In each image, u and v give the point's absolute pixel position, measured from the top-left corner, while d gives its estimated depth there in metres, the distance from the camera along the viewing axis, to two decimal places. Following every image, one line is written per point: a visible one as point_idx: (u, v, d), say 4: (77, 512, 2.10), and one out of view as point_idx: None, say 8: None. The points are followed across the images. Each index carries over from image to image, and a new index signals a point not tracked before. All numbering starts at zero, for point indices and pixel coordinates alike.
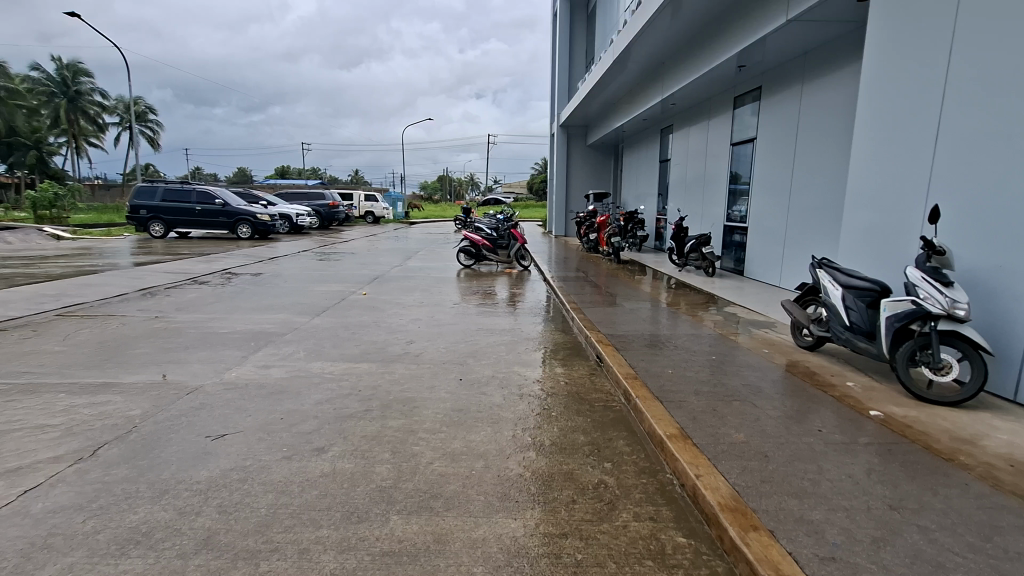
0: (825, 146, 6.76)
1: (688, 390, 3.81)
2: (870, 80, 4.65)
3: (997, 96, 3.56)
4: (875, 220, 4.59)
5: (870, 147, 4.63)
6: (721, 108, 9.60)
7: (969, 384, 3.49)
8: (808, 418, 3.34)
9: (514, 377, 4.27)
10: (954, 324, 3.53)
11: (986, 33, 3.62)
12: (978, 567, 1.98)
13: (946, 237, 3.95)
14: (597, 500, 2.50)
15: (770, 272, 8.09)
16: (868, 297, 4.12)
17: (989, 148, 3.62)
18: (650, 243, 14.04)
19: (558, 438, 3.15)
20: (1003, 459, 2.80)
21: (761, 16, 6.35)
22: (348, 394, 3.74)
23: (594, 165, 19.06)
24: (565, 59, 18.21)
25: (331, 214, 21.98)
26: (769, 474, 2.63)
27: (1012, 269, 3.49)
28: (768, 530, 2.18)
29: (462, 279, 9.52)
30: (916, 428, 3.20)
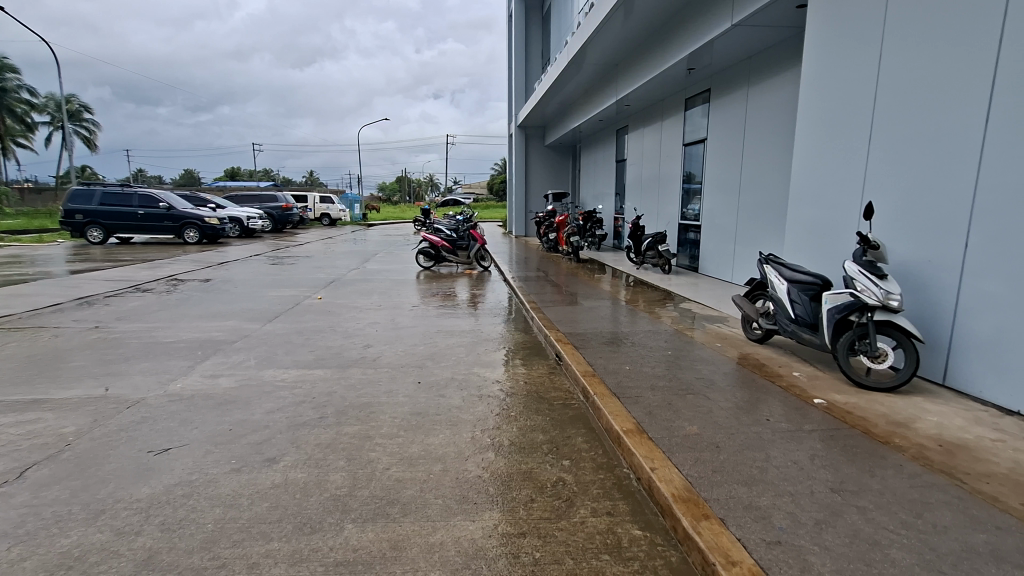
0: (771, 145, 7.02)
1: (644, 385, 3.90)
2: (811, 81, 4.85)
3: (925, 96, 3.77)
4: (817, 215, 4.80)
5: (812, 144, 4.84)
6: (673, 110, 9.84)
7: (904, 370, 3.70)
8: (757, 408, 3.47)
9: (474, 378, 4.25)
10: (889, 314, 3.74)
11: (910, 41, 3.86)
12: (910, 543, 2.10)
13: (879, 232, 4.19)
14: (555, 498, 2.52)
15: (723, 268, 8.36)
16: (811, 290, 4.32)
17: (915, 149, 3.86)
18: (609, 241, 14.30)
19: (517, 438, 3.16)
20: (933, 440, 2.99)
21: (708, 21, 6.56)
22: (302, 402, 3.63)
23: (552, 165, 19.25)
24: (521, 59, 18.28)
25: (285, 216, 21.36)
26: (720, 464, 2.72)
27: (939, 261, 3.73)
28: (718, 518, 2.25)
29: (421, 282, 9.42)
30: (856, 414, 3.37)
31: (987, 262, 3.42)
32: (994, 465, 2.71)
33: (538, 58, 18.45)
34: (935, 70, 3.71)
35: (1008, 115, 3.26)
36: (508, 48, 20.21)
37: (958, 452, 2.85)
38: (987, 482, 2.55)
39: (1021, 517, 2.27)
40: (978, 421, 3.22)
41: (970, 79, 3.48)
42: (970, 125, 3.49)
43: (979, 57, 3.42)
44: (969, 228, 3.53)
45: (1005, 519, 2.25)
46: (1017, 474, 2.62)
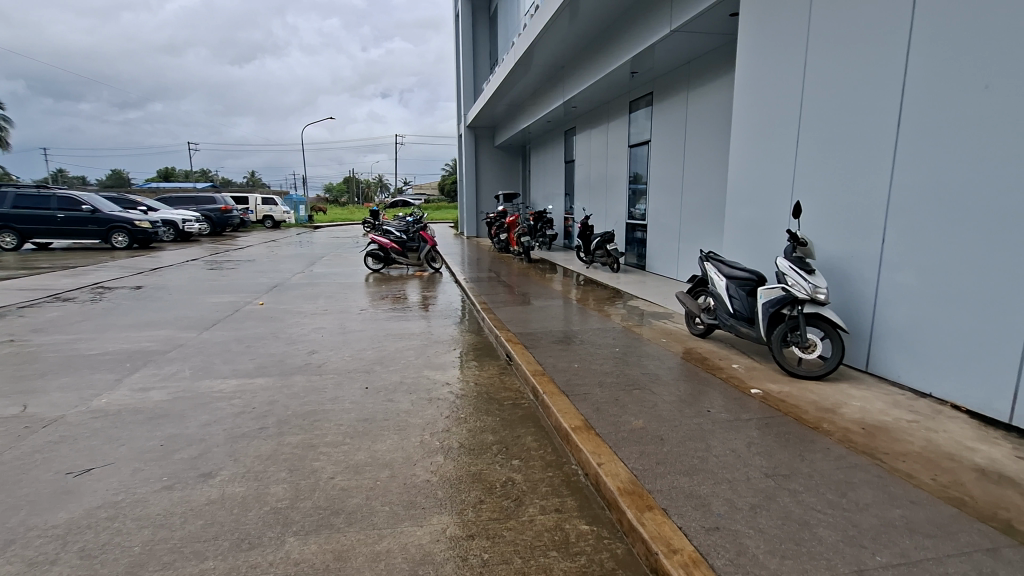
0: (710, 147, 7.32)
1: (593, 382, 3.97)
2: (745, 85, 5.09)
3: (846, 103, 4.01)
4: (752, 213, 5.05)
5: (747, 145, 5.07)
6: (618, 112, 10.09)
7: (831, 359, 3.94)
8: (699, 400, 3.61)
9: (423, 381, 4.20)
10: (817, 307, 3.97)
11: (832, 50, 4.10)
12: (836, 521, 2.24)
13: (809, 229, 4.44)
14: (504, 498, 2.53)
15: (668, 265, 8.63)
16: (747, 286, 4.53)
17: (839, 152, 4.10)
18: (560, 241, 14.49)
19: (468, 439, 3.16)
20: (858, 424, 3.20)
21: (649, 26, 6.76)
22: (242, 413, 3.48)
23: (502, 165, 19.30)
24: (469, 59, 18.23)
25: (225, 219, 20.38)
26: (664, 456, 2.80)
27: (861, 257, 3.98)
28: (661, 508, 2.32)
29: (371, 284, 9.23)
30: (789, 402, 3.56)
31: (902, 257, 3.68)
32: (909, 444, 2.92)
33: (486, 59, 18.47)
34: (853, 76, 3.95)
35: (915, 120, 3.51)
36: (456, 47, 20.12)
37: (878, 434, 3.06)
38: (904, 461, 2.75)
39: (932, 491, 2.47)
40: (896, 404, 3.47)
41: (882, 85, 3.73)
42: (883, 128, 3.74)
43: (891, 67, 3.66)
44: (884, 225, 3.79)
45: (918, 494, 2.44)
46: (929, 451, 2.84)
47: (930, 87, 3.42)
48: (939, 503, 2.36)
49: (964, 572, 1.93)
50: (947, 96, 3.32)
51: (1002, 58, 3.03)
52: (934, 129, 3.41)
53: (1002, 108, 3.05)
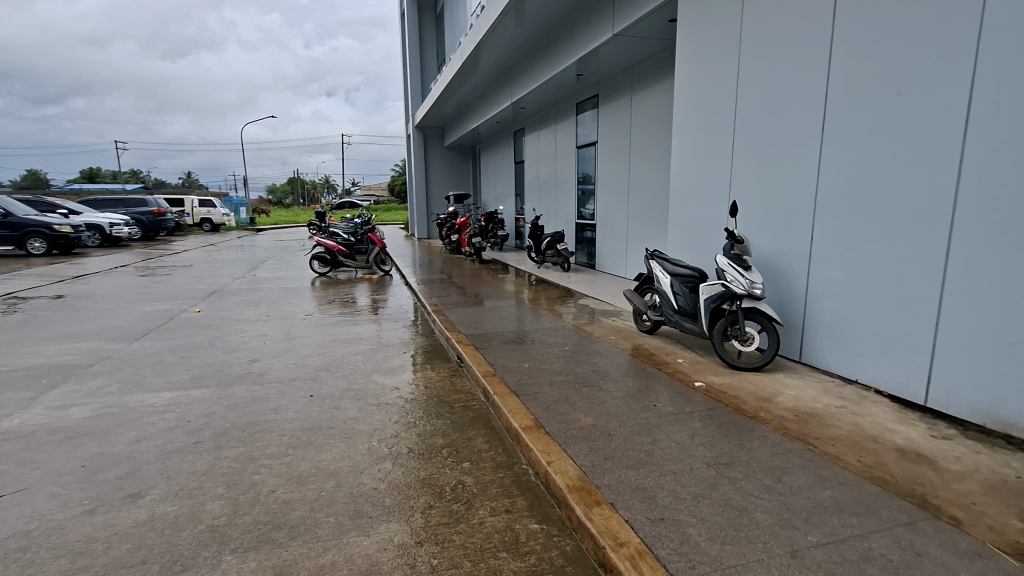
0: (653, 148, 7.54)
1: (543, 381, 4.00)
2: (684, 88, 5.29)
3: (776, 106, 4.23)
4: (693, 212, 5.24)
5: (687, 147, 5.27)
6: (566, 114, 10.24)
7: (768, 351, 4.13)
8: (646, 395, 3.70)
9: (372, 387, 4.10)
10: (754, 301, 4.16)
11: (762, 56, 4.31)
12: (772, 505, 2.35)
13: (745, 227, 4.65)
14: (453, 502, 2.51)
15: (617, 264, 8.83)
16: (690, 282, 4.68)
17: (770, 153, 4.32)
18: (511, 242, 14.56)
19: (417, 443, 3.12)
20: (792, 411, 3.37)
21: (592, 29, 6.91)
22: (176, 427, 3.29)
23: (452, 166, 19.18)
24: (416, 59, 18.01)
25: (158, 222, 19.22)
26: (611, 451, 2.85)
27: (793, 253, 4.21)
28: (609, 503, 2.36)
29: (317, 289, 8.94)
30: (730, 393, 3.71)
31: (828, 253, 3.91)
32: (838, 429, 3.11)
33: (434, 58, 18.31)
34: (781, 82, 4.17)
35: (837, 123, 3.74)
36: (402, 47, 19.84)
37: (810, 420, 3.24)
38: (833, 444, 2.92)
39: (858, 471, 2.63)
40: (826, 391, 3.69)
41: (808, 90, 3.95)
42: (810, 131, 3.96)
43: (814, 73, 3.89)
44: (812, 222, 4.02)
45: (845, 475, 2.59)
46: (855, 434, 3.04)
47: (851, 93, 3.64)
48: (864, 483, 2.52)
49: (886, 545, 2.07)
50: (865, 101, 3.55)
51: (912, 66, 3.27)
52: (853, 131, 3.64)
53: (911, 114, 3.29)
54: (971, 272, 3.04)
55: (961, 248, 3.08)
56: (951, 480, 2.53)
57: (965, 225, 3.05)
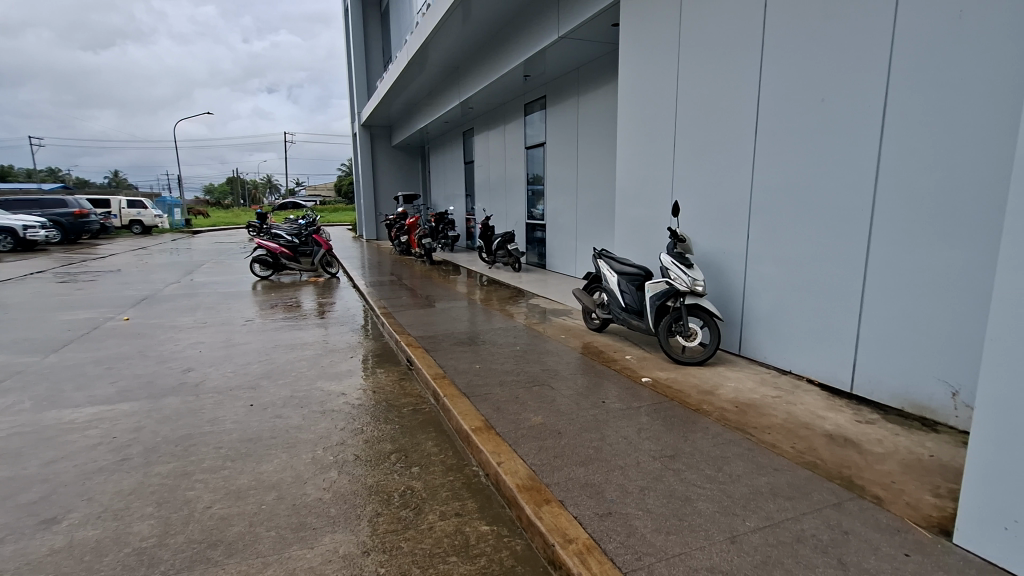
0: (599, 150, 7.69)
1: (493, 382, 3.99)
2: (627, 92, 5.42)
3: (712, 110, 4.41)
4: (638, 213, 5.38)
5: (631, 149, 5.40)
6: (514, 114, 10.28)
7: (710, 345, 4.30)
8: (595, 392, 3.76)
9: (317, 394, 3.97)
10: (696, 298, 4.31)
11: (700, 63, 4.48)
12: (713, 494, 2.44)
13: (687, 227, 4.82)
14: (401, 508, 2.46)
15: (567, 264, 8.95)
16: (636, 280, 4.80)
17: (709, 155, 4.49)
18: (462, 242, 14.50)
19: (365, 450, 3.04)
20: (732, 403, 3.51)
21: (538, 31, 6.97)
22: (100, 445, 3.06)
23: (401, 165, 18.88)
24: (361, 56, 17.60)
25: (79, 224, 17.89)
26: (561, 449, 2.88)
27: (731, 251, 4.39)
28: (558, 500, 2.38)
29: (259, 293, 8.57)
30: (675, 388, 3.83)
31: (762, 251, 4.11)
32: (774, 417, 3.27)
33: (379, 56, 17.96)
34: (718, 87, 4.34)
35: (769, 128, 3.93)
36: (347, 44, 19.36)
37: (749, 410, 3.39)
38: (769, 433, 3.07)
39: (791, 457, 2.77)
40: (763, 382, 3.87)
41: (744, 94, 4.12)
42: (745, 134, 4.14)
43: (747, 80, 4.08)
44: (748, 221, 4.20)
45: (780, 461, 2.73)
46: (789, 422, 3.20)
47: (780, 99, 3.84)
48: (797, 468, 2.66)
49: (816, 526, 2.19)
50: (795, 105, 3.74)
51: (834, 74, 3.47)
52: (783, 135, 3.83)
53: (833, 119, 3.50)
54: (890, 267, 3.26)
55: (881, 244, 3.29)
56: (874, 462, 2.71)
57: (883, 224, 3.27)
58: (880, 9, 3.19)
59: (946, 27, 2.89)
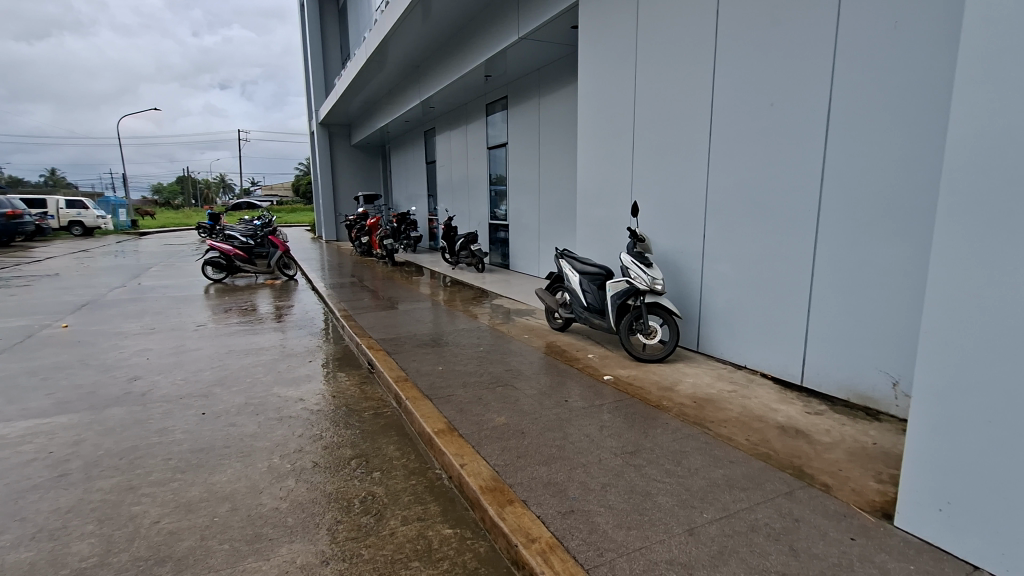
0: (560, 150, 7.76)
1: (456, 383, 3.96)
2: (587, 93, 5.49)
3: (669, 112, 4.51)
4: (599, 213, 5.45)
5: (592, 150, 5.48)
6: (476, 115, 10.26)
7: (669, 342, 4.40)
8: (558, 391, 3.79)
9: (273, 400, 3.85)
10: (656, 296, 4.41)
11: (657, 66, 4.58)
12: (673, 488, 2.49)
13: (646, 227, 4.92)
14: (362, 515, 2.40)
15: (530, 264, 8.99)
16: (598, 280, 4.87)
17: (666, 156, 4.59)
18: (425, 243, 14.36)
19: (324, 456, 2.96)
20: (691, 398, 3.61)
21: (498, 31, 6.97)
22: (35, 461, 2.88)
23: (361, 165, 18.55)
24: (318, 53, 17.18)
25: (12, 226, 16.78)
26: (524, 449, 2.88)
27: (689, 250, 4.50)
28: (521, 500, 2.38)
29: (211, 296, 8.24)
30: (636, 385, 3.90)
31: (717, 250, 4.24)
32: (730, 411, 3.37)
33: (337, 54, 17.58)
34: (675, 90, 4.44)
35: (723, 131, 4.05)
36: (303, 41, 18.89)
37: (706, 405, 3.49)
38: (725, 426, 3.16)
39: (746, 449, 2.87)
40: (719, 377, 3.99)
41: (699, 97, 4.23)
42: (701, 136, 4.25)
43: (701, 83, 4.20)
44: (704, 220, 4.32)
45: (736, 453, 2.82)
46: (744, 415, 3.31)
47: (733, 103, 3.96)
48: (751, 459, 2.76)
49: (769, 515, 2.27)
50: (746, 108, 3.87)
51: (782, 80, 3.61)
52: (736, 137, 3.96)
53: (782, 122, 3.64)
54: (836, 264, 3.41)
55: (827, 242, 3.44)
56: (822, 451, 2.84)
57: (829, 223, 3.43)
58: (824, 16, 3.34)
59: (884, 35, 3.05)
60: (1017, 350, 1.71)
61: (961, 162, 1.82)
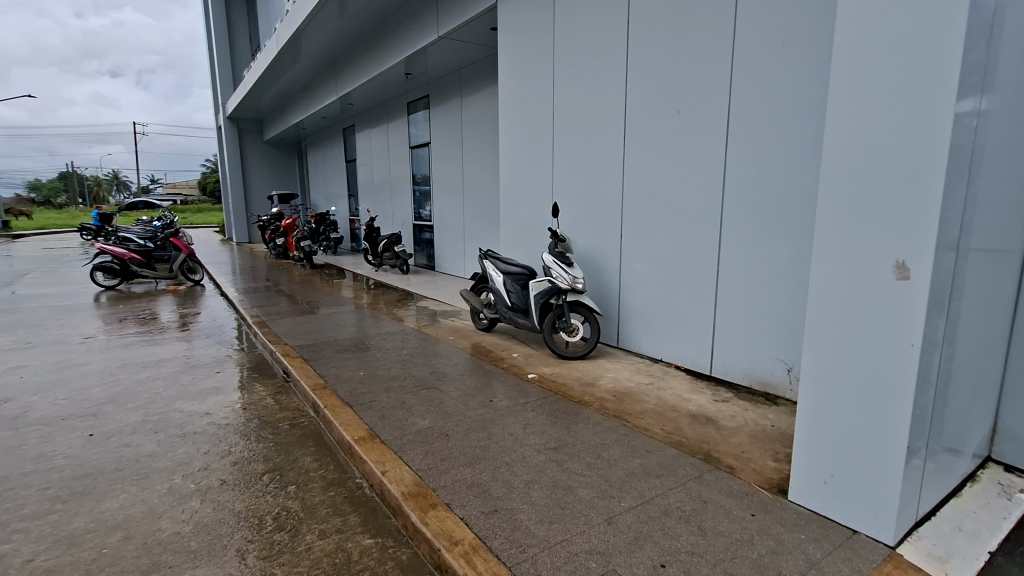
0: (483, 151, 7.78)
1: (379, 388, 3.85)
2: (508, 94, 5.54)
3: (586, 116, 4.65)
4: (522, 213, 5.52)
5: (513, 151, 5.54)
6: (397, 113, 10.06)
7: (590, 339, 4.54)
8: (482, 392, 3.79)
9: (175, 415, 3.55)
10: (577, 295, 4.53)
11: (573, 70, 4.72)
12: (593, 480, 2.57)
13: (567, 227, 5.05)
14: (275, 531, 2.28)
15: (456, 265, 8.94)
16: (521, 279, 4.93)
17: (585, 158, 4.73)
18: (346, 245, 13.87)
19: (233, 473, 2.77)
20: (611, 393, 3.74)
21: (417, 29, 6.88)
22: None
23: (275, 163, 17.59)
24: (225, 43, 16.12)
25: None
26: (448, 451, 2.86)
27: (607, 249, 4.67)
28: (445, 504, 2.36)
29: (102, 305, 7.46)
30: (559, 382, 3.99)
31: (634, 249, 4.43)
32: (646, 403, 3.54)
33: (246, 45, 16.58)
34: (590, 94, 4.59)
35: (635, 136, 4.25)
36: (207, 30, 17.62)
37: (625, 398, 3.64)
38: (642, 418, 3.31)
39: (661, 438, 3.02)
40: (637, 371, 4.18)
41: (613, 102, 4.40)
42: (615, 140, 4.43)
43: (614, 88, 4.37)
44: (620, 221, 4.50)
45: (651, 443, 2.96)
46: (659, 406, 3.48)
47: (644, 109, 4.16)
48: (665, 448, 2.90)
49: (681, 499, 2.40)
50: (656, 113, 4.07)
51: (687, 89, 3.84)
52: (647, 141, 4.17)
53: (687, 130, 3.87)
54: (738, 262, 3.67)
55: (730, 239, 3.71)
56: (728, 435, 3.05)
57: (731, 223, 3.68)
58: (721, 29, 3.59)
59: (773, 51, 3.34)
60: (885, 334, 1.92)
61: (836, 167, 2.01)
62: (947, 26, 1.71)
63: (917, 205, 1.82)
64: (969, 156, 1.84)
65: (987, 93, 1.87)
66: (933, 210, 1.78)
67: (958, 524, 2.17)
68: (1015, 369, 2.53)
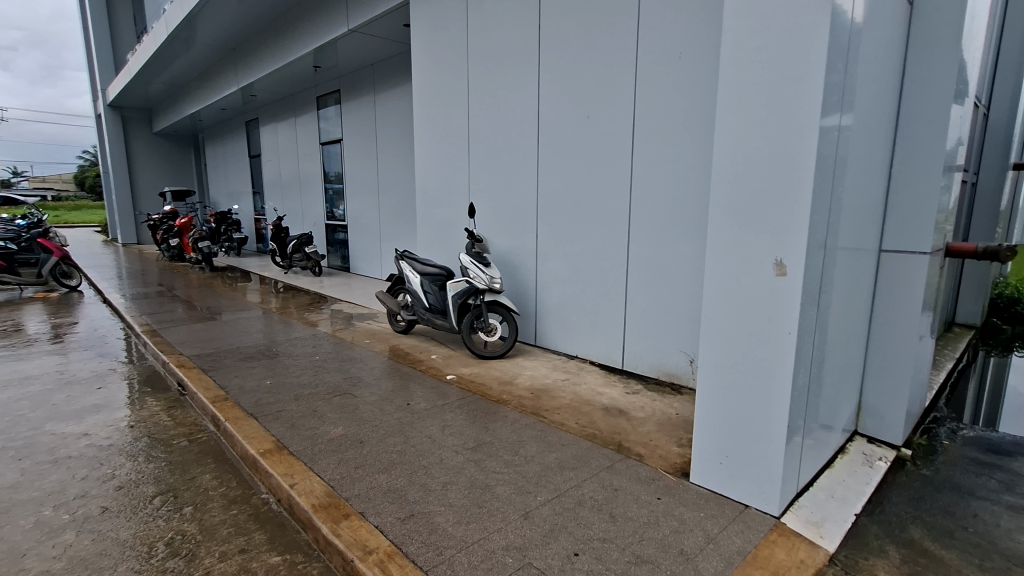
0: (398, 150, 7.62)
1: (288, 397, 3.65)
2: (423, 92, 5.46)
3: (501, 117, 4.70)
4: (438, 213, 5.48)
5: (429, 150, 5.48)
6: (306, 107, 9.58)
7: (508, 339, 4.59)
8: (400, 395, 3.72)
9: (45, 439, 3.15)
10: (494, 295, 4.56)
11: (487, 72, 4.75)
12: (510, 477, 2.61)
13: (484, 228, 5.07)
14: (168, 558, 2.09)
15: (372, 266, 8.69)
16: (438, 280, 4.88)
17: (500, 159, 4.78)
18: (252, 245, 13.01)
19: (117, 499, 2.50)
20: (528, 390, 3.81)
21: (325, 20, 6.58)
22: None
23: (167, 156, 16.12)
24: (105, 23, 14.51)
25: None
26: (363, 458, 2.77)
27: (523, 249, 4.74)
28: (358, 513, 2.28)
29: None
30: (477, 382, 4.00)
31: (549, 248, 4.54)
32: (562, 399, 3.65)
33: (130, 27, 15.03)
34: (504, 96, 4.64)
35: (548, 138, 4.37)
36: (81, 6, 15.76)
37: (542, 395, 3.73)
38: (558, 413, 3.41)
39: (575, 432, 3.13)
40: (554, 368, 4.29)
41: (526, 105, 4.49)
42: (529, 142, 4.52)
43: (527, 91, 4.46)
44: (535, 222, 4.59)
45: (566, 437, 3.05)
46: (574, 401, 3.60)
47: (556, 113, 4.28)
48: (579, 441, 3.01)
49: (593, 489, 2.50)
50: (567, 116, 4.20)
51: (595, 95, 4.00)
52: (559, 144, 4.29)
53: (596, 134, 4.03)
54: (645, 260, 3.88)
55: (636, 239, 3.91)
56: (637, 425, 3.22)
57: (638, 224, 3.88)
58: (625, 40, 3.77)
59: (671, 63, 3.56)
60: (767, 324, 2.12)
61: (724, 174, 2.19)
62: (813, 52, 1.92)
63: (791, 208, 2.02)
64: (833, 165, 2.07)
65: (845, 111, 2.11)
66: (803, 212, 1.99)
67: (830, 491, 2.44)
68: (874, 353, 2.89)
